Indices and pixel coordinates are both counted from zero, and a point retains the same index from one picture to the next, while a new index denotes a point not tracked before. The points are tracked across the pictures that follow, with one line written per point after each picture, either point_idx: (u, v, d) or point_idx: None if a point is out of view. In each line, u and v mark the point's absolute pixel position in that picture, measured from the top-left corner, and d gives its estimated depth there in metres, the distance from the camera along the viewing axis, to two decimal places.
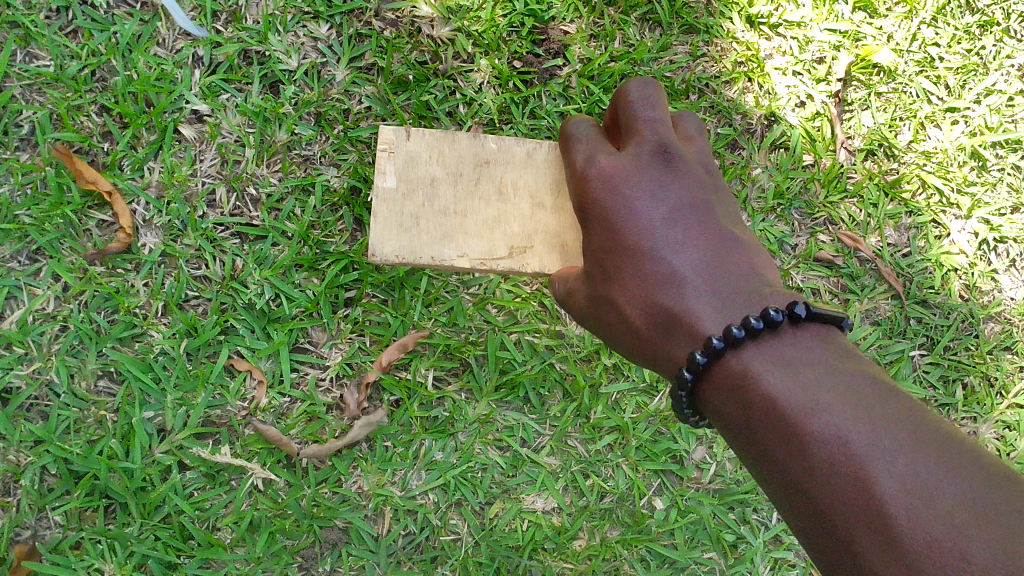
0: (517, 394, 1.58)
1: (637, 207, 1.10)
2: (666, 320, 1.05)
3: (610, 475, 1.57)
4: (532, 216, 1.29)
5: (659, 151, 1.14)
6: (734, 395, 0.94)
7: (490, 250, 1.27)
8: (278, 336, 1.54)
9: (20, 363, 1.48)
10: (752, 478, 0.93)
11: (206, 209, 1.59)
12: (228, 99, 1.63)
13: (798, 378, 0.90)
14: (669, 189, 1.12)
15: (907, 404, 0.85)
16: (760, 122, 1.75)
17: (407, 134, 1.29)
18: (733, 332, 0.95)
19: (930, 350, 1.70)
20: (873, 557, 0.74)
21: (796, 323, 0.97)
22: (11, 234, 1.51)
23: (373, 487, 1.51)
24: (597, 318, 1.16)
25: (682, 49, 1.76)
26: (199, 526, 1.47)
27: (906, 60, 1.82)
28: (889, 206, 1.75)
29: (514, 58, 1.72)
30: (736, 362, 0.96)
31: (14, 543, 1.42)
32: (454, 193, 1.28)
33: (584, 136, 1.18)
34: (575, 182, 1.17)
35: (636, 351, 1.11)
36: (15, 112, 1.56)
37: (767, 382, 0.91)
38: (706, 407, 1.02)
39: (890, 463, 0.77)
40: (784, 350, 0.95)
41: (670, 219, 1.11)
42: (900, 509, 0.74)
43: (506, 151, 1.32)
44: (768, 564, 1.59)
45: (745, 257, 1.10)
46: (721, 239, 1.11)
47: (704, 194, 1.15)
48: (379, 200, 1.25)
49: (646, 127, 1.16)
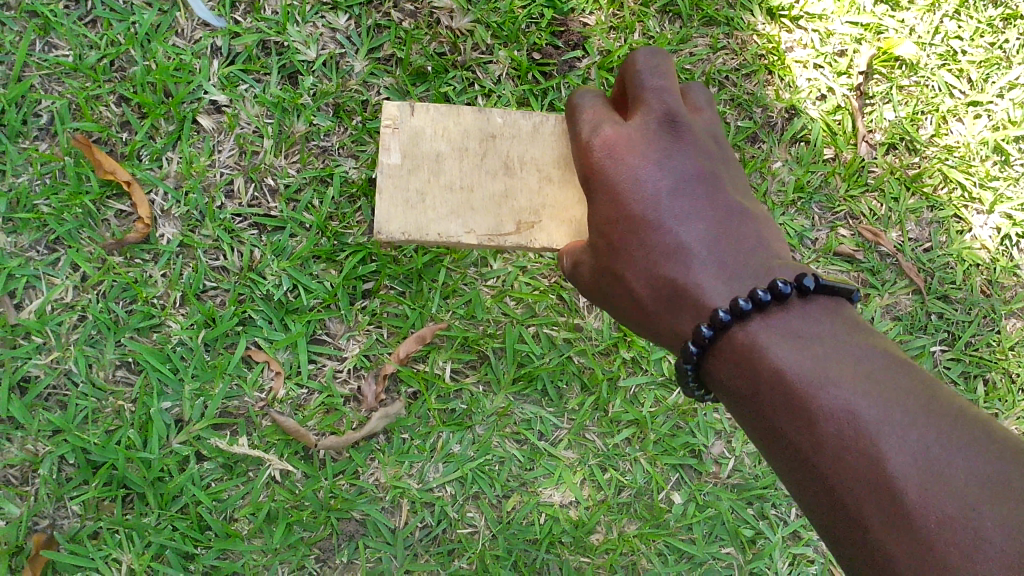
0: (535, 387, 1.57)
1: (643, 177, 1.08)
2: (673, 293, 1.04)
3: (628, 469, 1.57)
4: (539, 191, 1.27)
5: (665, 121, 1.12)
6: (741, 369, 0.94)
7: (496, 226, 1.25)
8: (297, 327, 1.54)
9: (40, 352, 1.48)
10: (758, 451, 0.93)
11: (224, 199, 1.58)
12: (247, 90, 1.63)
13: (806, 352, 0.89)
14: (675, 160, 1.10)
15: (916, 377, 0.84)
16: (781, 115, 1.74)
17: (411, 109, 1.28)
18: (740, 304, 0.95)
19: (951, 345, 1.69)
20: (880, 532, 0.74)
21: (804, 296, 0.96)
22: (30, 224, 1.52)
23: (390, 479, 1.50)
24: (602, 292, 1.15)
25: (703, 41, 1.75)
26: (216, 516, 1.46)
27: (929, 53, 1.80)
28: (910, 199, 1.74)
29: (533, 49, 1.71)
30: (744, 335, 0.95)
31: (33, 532, 1.43)
32: (460, 169, 1.26)
33: (589, 107, 1.17)
34: (579, 153, 1.15)
35: (643, 325, 1.11)
36: (35, 102, 1.56)
37: (775, 356, 0.91)
38: (711, 380, 1.01)
39: (900, 437, 0.77)
40: (792, 323, 0.94)
41: (676, 189, 1.08)
42: (909, 484, 0.73)
43: (512, 125, 1.30)
44: (788, 559, 1.58)
45: (752, 229, 1.09)
46: (728, 211, 1.09)
47: (711, 165, 1.13)
48: (384, 177, 1.24)
49: (652, 97, 1.13)
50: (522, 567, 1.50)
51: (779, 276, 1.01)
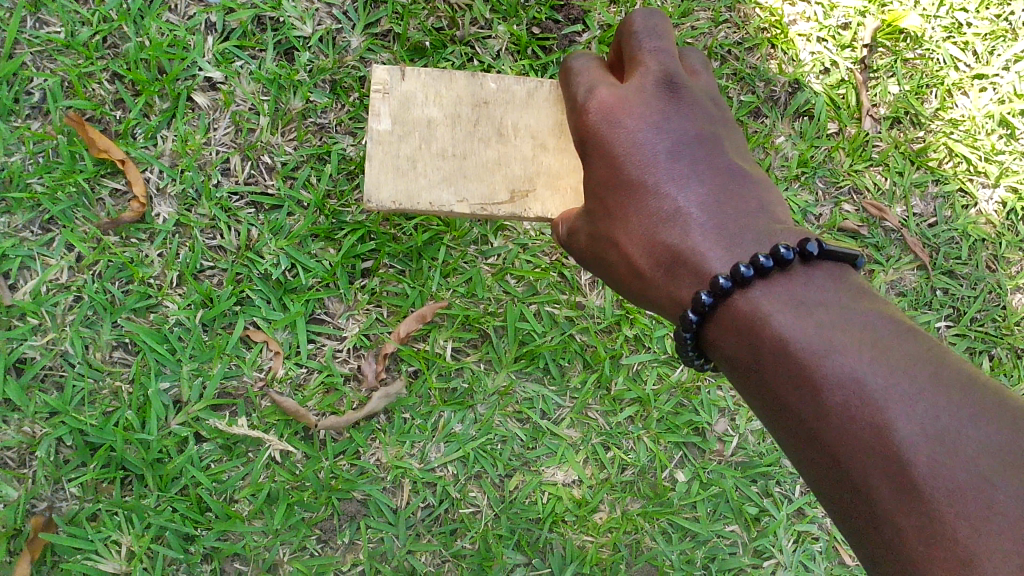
0: (537, 365, 1.55)
1: (641, 139, 1.07)
2: (669, 258, 1.03)
3: (631, 448, 1.55)
4: (534, 158, 1.27)
5: (664, 82, 1.11)
6: (744, 336, 0.92)
7: (490, 195, 1.25)
8: (295, 307, 1.52)
9: (35, 333, 1.46)
10: (760, 420, 0.92)
11: (221, 177, 1.56)
12: (242, 67, 1.61)
13: (811, 318, 0.88)
14: (674, 122, 1.09)
15: (924, 343, 0.83)
16: (784, 89, 1.72)
17: (402, 73, 1.27)
18: (742, 270, 0.93)
19: (956, 321, 1.67)
20: (888, 504, 0.73)
21: (807, 261, 0.94)
22: (23, 204, 1.50)
23: (392, 459, 1.48)
24: (599, 257, 1.14)
25: (705, 15, 1.72)
26: (217, 498, 1.45)
27: (934, 25, 1.78)
28: (915, 173, 1.72)
29: (533, 24, 1.70)
30: (745, 303, 0.94)
31: (30, 514, 1.41)
32: (452, 136, 1.26)
33: (583, 69, 1.15)
34: (574, 116, 1.14)
35: (637, 291, 1.10)
36: (26, 80, 1.54)
37: (777, 323, 0.89)
38: (712, 348, 1.00)
39: (909, 405, 0.76)
40: (796, 289, 0.92)
41: (674, 153, 1.08)
42: (919, 455, 0.72)
43: (506, 91, 1.29)
44: (792, 537, 1.56)
45: (752, 193, 1.07)
46: (727, 174, 1.08)
47: (710, 127, 1.12)
48: (374, 144, 1.23)
49: (650, 58, 1.12)
50: (525, 547, 1.49)
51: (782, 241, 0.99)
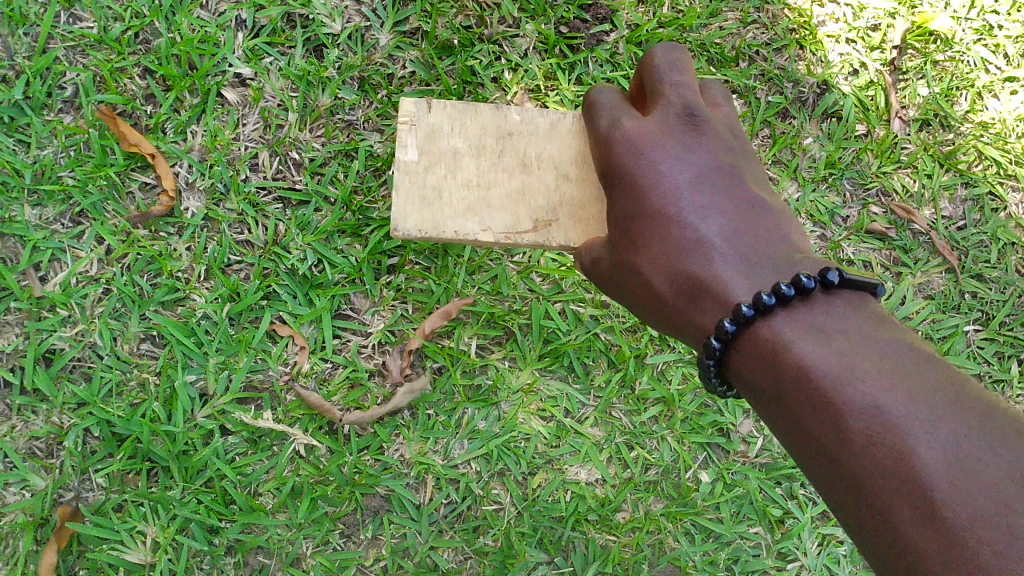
0: (562, 363, 1.56)
1: (663, 170, 1.07)
2: (692, 288, 1.03)
3: (655, 448, 1.55)
4: (557, 189, 1.27)
5: (685, 114, 1.12)
6: (766, 363, 0.92)
7: (514, 224, 1.25)
8: (321, 302, 1.53)
9: (65, 325, 1.47)
10: (783, 448, 0.91)
11: (249, 173, 1.58)
12: (272, 63, 1.62)
13: (832, 346, 0.88)
14: (695, 153, 1.09)
15: (945, 371, 0.82)
16: (812, 90, 1.72)
17: (428, 105, 1.27)
18: (763, 299, 0.93)
19: (985, 325, 1.65)
20: (910, 528, 0.72)
21: (828, 290, 0.94)
22: (54, 196, 1.51)
23: (415, 455, 1.49)
24: (621, 285, 1.13)
25: (733, 15, 1.72)
26: (241, 490, 1.45)
27: (964, 28, 1.77)
28: (945, 176, 1.71)
29: (561, 23, 1.70)
30: (766, 330, 0.94)
31: (58, 504, 1.42)
32: (477, 166, 1.26)
33: (606, 103, 1.15)
34: (598, 146, 1.14)
35: (660, 321, 1.10)
36: (59, 74, 1.56)
37: (799, 350, 0.89)
38: (735, 376, 0.99)
39: (929, 431, 0.75)
40: (817, 318, 0.92)
41: (696, 183, 1.08)
42: (941, 480, 0.72)
43: (530, 122, 1.30)
44: (817, 540, 1.55)
45: (773, 224, 1.08)
46: (749, 205, 1.08)
47: (731, 159, 1.13)
48: (402, 173, 1.23)
49: (672, 92, 1.13)
50: (547, 545, 1.49)
51: (804, 270, 0.99)
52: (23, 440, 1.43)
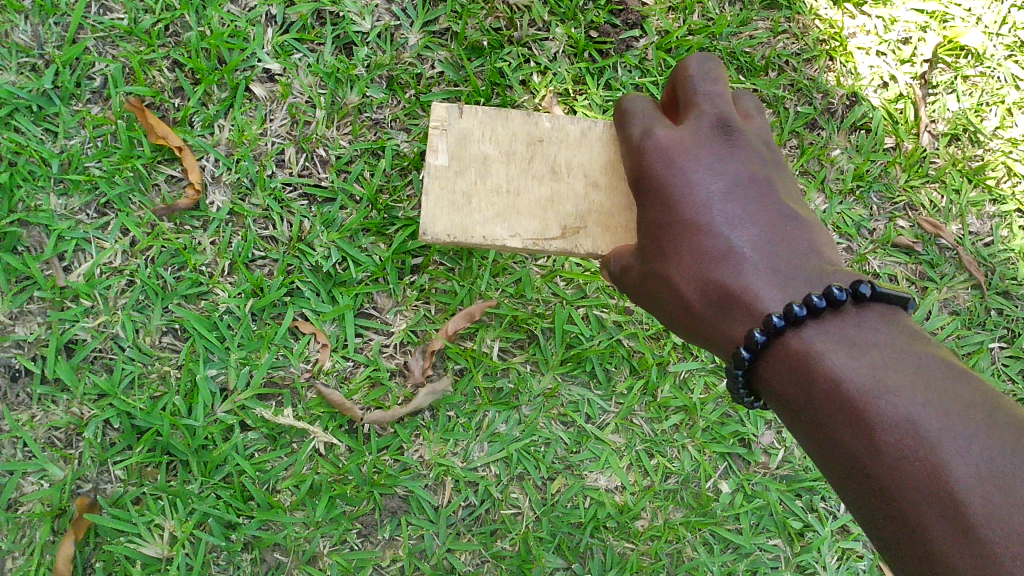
0: (584, 368, 1.55)
1: (695, 180, 1.07)
2: (722, 298, 1.02)
3: (675, 456, 1.54)
4: (585, 196, 1.26)
5: (719, 124, 1.10)
6: (795, 375, 0.91)
7: (542, 230, 1.24)
8: (345, 300, 1.52)
9: (87, 316, 1.47)
10: (811, 461, 0.90)
11: (275, 168, 1.57)
12: (300, 59, 1.62)
13: (863, 359, 0.87)
14: (727, 163, 1.09)
15: (979, 387, 0.81)
16: (842, 101, 1.71)
17: (460, 111, 1.27)
18: (795, 310, 0.92)
19: (1010, 342, 1.64)
20: (942, 545, 0.71)
21: (859, 303, 0.93)
22: (80, 186, 1.51)
23: (435, 457, 1.48)
24: (649, 295, 1.12)
25: (763, 24, 1.72)
26: (260, 487, 1.45)
27: (995, 43, 1.76)
28: (972, 192, 1.70)
29: (590, 27, 1.69)
30: (796, 341, 0.93)
31: (76, 494, 1.41)
32: (507, 172, 1.26)
33: (639, 111, 1.14)
34: (630, 154, 1.13)
35: (689, 331, 1.09)
36: (89, 64, 1.56)
37: (830, 362, 0.88)
38: (763, 387, 0.98)
39: (963, 447, 0.74)
40: (848, 331, 0.91)
41: (727, 194, 1.07)
42: (975, 496, 0.71)
43: (561, 129, 1.29)
44: (836, 554, 1.54)
45: (805, 236, 1.06)
46: (781, 217, 1.07)
47: (763, 170, 1.12)
48: (432, 178, 1.23)
49: (705, 102, 1.12)
50: (565, 551, 1.48)
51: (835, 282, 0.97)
52: (42, 430, 1.43)
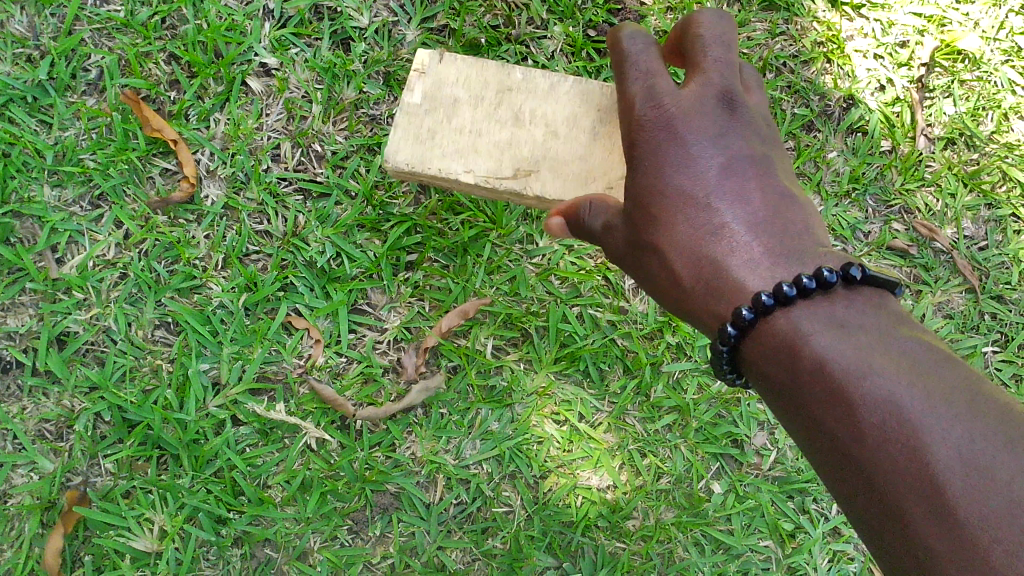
0: (577, 367, 1.54)
1: (693, 153, 1.06)
2: (713, 275, 1.02)
3: (668, 456, 1.53)
4: (543, 143, 1.27)
5: (723, 97, 1.09)
6: (781, 353, 0.91)
7: (495, 169, 1.26)
8: (339, 296, 1.52)
9: (79, 308, 1.46)
10: (793, 440, 0.90)
11: (271, 163, 1.57)
12: (298, 54, 1.62)
13: (851, 340, 0.86)
14: (726, 140, 1.08)
15: (964, 371, 0.81)
16: (839, 104, 1.71)
17: (440, 56, 1.30)
18: (784, 289, 0.91)
19: (1003, 346, 1.64)
20: (922, 528, 0.71)
21: (848, 286, 0.92)
22: (75, 178, 1.50)
23: (427, 454, 1.48)
24: (633, 260, 1.11)
25: (761, 26, 1.72)
26: (251, 482, 1.44)
27: (992, 48, 1.77)
28: (967, 196, 1.70)
29: (589, 26, 1.69)
30: (783, 320, 0.92)
31: (66, 487, 1.41)
32: (474, 115, 1.28)
33: (639, 56, 1.09)
34: (625, 108, 1.10)
35: (674, 302, 1.08)
36: (85, 56, 1.56)
37: (817, 342, 0.88)
38: (747, 363, 0.98)
39: (946, 429, 0.74)
40: (837, 312, 0.91)
41: (725, 170, 1.06)
42: (955, 479, 0.71)
43: (532, 81, 1.31)
44: (827, 556, 1.53)
45: (800, 217, 1.06)
46: (776, 195, 1.06)
47: (762, 148, 1.10)
48: (402, 113, 1.27)
49: (711, 68, 1.09)
50: (556, 549, 1.47)
51: (826, 264, 0.97)
52: (33, 422, 1.42)
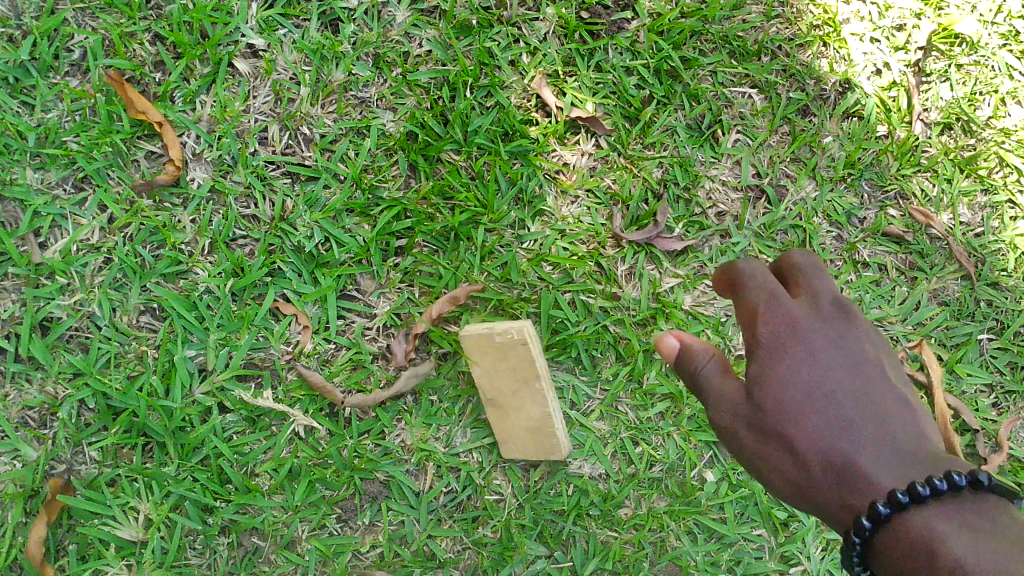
0: (569, 354, 1.53)
1: (812, 366, 1.00)
2: (846, 469, 0.96)
3: (660, 444, 1.52)
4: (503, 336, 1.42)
5: (836, 303, 1.04)
6: (913, 556, 0.87)
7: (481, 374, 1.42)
8: (327, 282, 1.50)
9: (63, 294, 1.44)
10: None
11: (258, 146, 1.54)
12: (285, 35, 1.57)
13: (988, 544, 0.84)
14: (841, 347, 1.02)
15: None
16: (835, 88, 1.69)
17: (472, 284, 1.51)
18: (920, 488, 0.88)
19: (998, 334, 1.64)
20: None
21: (978, 490, 0.89)
22: (57, 161, 1.47)
23: (416, 442, 1.46)
24: (751, 447, 1.01)
25: (756, 8, 1.68)
26: (238, 470, 1.42)
27: (990, 32, 1.74)
28: (963, 182, 1.69)
29: (581, 8, 1.65)
30: (919, 522, 0.88)
31: (49, 475, 1.38)
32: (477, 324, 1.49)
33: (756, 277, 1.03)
34: (743, 321, 1.02)
35: (799, 500, 0.99)
36: (67, 36, 1.51)
37: (955, 546, 0.85)
38: (877, 562, 0.92)
39: None
40: (968, 515, 0.88)
41: (849, 390, 1.00)
42: None
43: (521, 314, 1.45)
44: (819, 544, 1.52)
45: (916, 428, 0.99)
46: (899, 409, 1.00)
47: (877, 354, 1.05)
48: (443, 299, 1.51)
49: (811, 284, 1.04)
50: (547, 538, 1.47)
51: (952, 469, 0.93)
52: (16, 409, 1.39)
